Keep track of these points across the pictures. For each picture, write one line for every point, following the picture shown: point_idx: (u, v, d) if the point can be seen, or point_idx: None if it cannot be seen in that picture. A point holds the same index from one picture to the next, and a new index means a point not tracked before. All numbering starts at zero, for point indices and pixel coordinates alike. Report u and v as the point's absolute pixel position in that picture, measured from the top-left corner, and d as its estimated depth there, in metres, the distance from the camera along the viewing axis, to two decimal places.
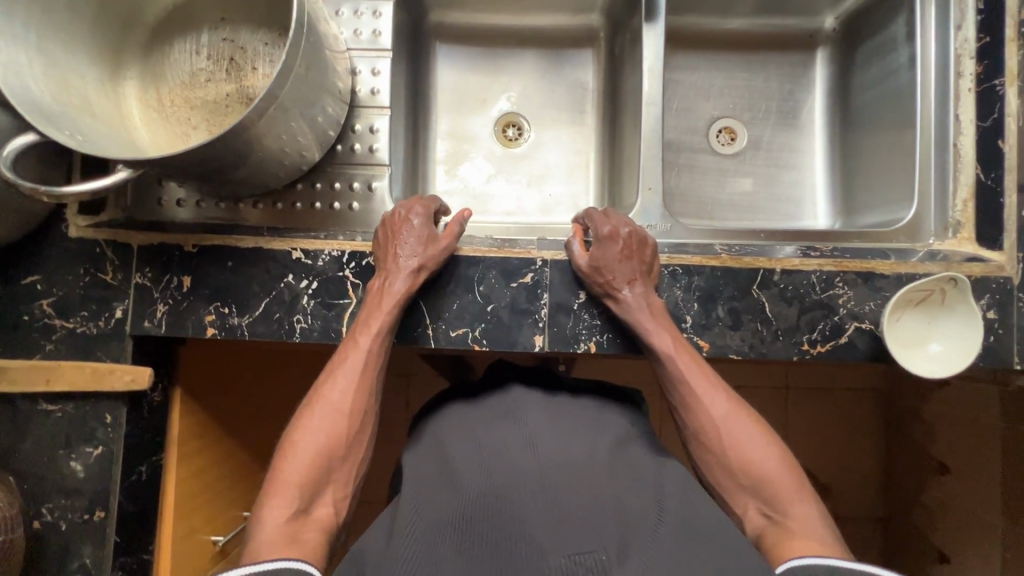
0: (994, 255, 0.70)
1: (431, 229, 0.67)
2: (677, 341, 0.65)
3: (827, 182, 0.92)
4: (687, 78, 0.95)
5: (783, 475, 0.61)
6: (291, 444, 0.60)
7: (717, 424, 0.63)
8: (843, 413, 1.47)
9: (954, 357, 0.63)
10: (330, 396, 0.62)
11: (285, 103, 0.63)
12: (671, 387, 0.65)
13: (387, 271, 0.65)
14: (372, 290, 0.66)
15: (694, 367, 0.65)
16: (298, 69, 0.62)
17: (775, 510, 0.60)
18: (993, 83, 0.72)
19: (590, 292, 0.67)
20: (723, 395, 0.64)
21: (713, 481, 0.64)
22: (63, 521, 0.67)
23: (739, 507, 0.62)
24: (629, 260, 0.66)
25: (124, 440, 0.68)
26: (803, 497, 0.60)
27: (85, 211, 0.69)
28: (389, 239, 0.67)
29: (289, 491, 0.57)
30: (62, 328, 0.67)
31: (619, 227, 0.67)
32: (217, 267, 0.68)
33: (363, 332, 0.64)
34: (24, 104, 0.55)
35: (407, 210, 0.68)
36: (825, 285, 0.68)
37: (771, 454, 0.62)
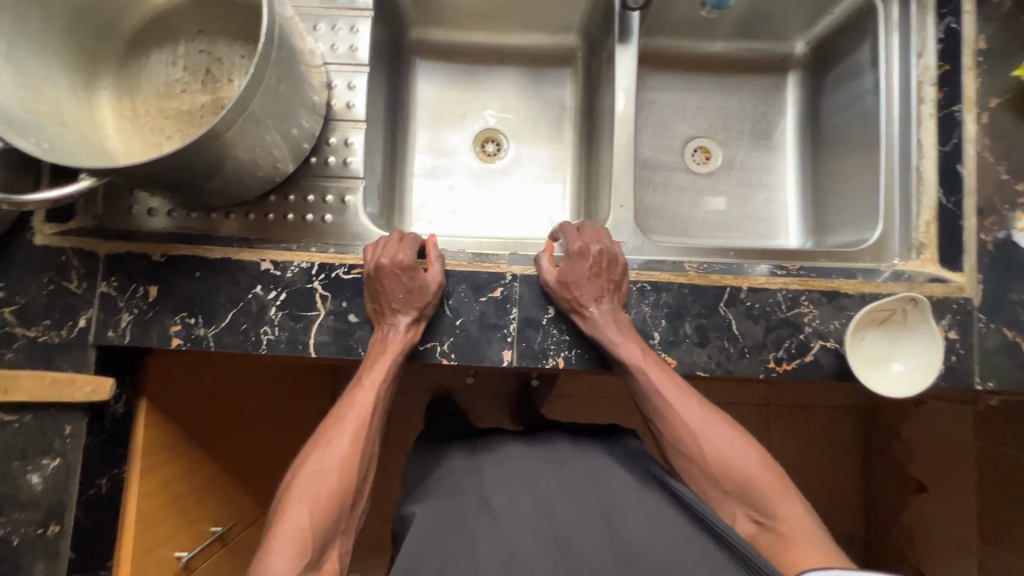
0: (956, 276, 0.71)
1: (420, 280, 0.65)
2: (646, 353, 0.66)
3: (798, 201, 0.94)
4: (664, 97, 0.97)
5: (765, 476, 0.63)
6: (293, 489, 0.61)
7: (694, 432, 0.65)
8: (823, 430, 1.48)
9: (916, 375, 0.64)
10: (335, 441, 0.64)
11: (255, 114, 0.63)
12: (649, 400, 0.66)
13: (389, 325, 0.65)
14: (373, 346, 0.66)
15: (665, 379, 0.65)
16: (269, 82, 0.63)
17: (764, 514, 0.62)
18: (952, 109, 0.73)
19: (560, 308, 0.67)
20: (696, 402, 0.66)
21: (699, 490, 0.66)
22: (15, 536, 0.65)
23: (730, 516, 0.65)
24: (596, 278, 0.66)
25: (83, 451, 0.67)
26: (789, 495, 0.63)
27: (52, 219, 0.68)
28: (380, 292, 0.65)
29: (298, 542, 0.58)
30: (23, 337, 0.66)
31: (588, 244, 0.68)
32: (184, 277, 0.67)
33: (365, 385, 0.66)
34: None
35: (392, 264, 0.64)
36: (791, 304, 0.68)
37: (751, 458, 0.65)
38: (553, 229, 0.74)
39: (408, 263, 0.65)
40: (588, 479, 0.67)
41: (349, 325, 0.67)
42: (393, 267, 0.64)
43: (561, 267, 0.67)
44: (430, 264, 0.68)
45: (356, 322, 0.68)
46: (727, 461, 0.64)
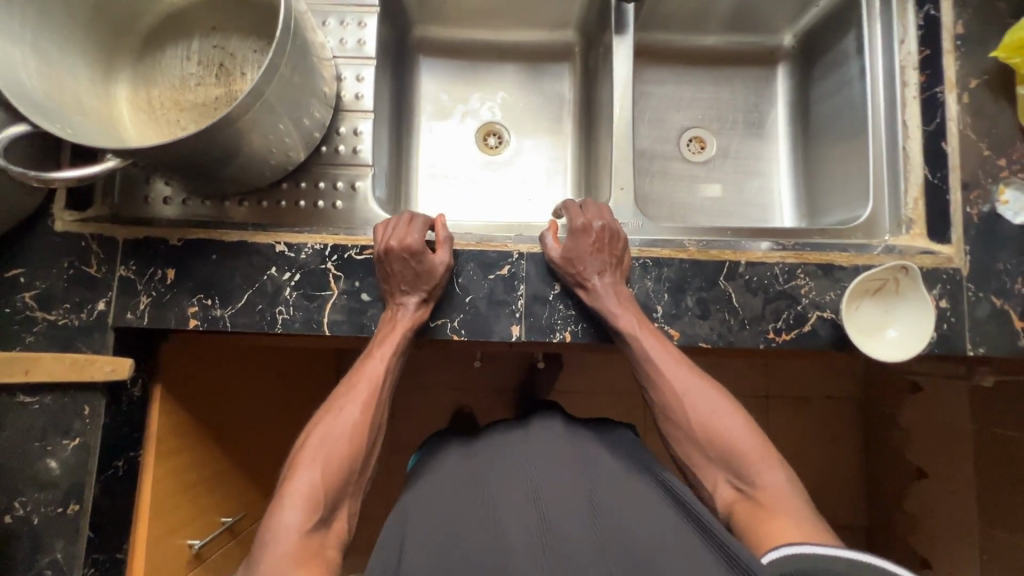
0: (945, 248, 0.74)
1: (427, 262, 0.67)
2: (641, 321, 0.68)
3: (791, 187, 0.98)
4: (659, 90, 1.01)
5: (750, 443, 0.65)
6: (306, 449, 0.65)
7: (683, 399, 0.68)
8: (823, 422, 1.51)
9: (910, 340, 0.66)
10: (348, 407, 0.67)
11: (269, 102, 0.66)
12: (641, 367, 0.68)
13: (400, 304, 0.67)
14: (382, 321, 0.69)
15: (658, 348, 0.68)
16: (284, 71, 0.65)
17: (744, 480, 0.64)
18: (934, 91, 0.77)
19: (562, 281, 0.70)
20: (689, 371, 0.69)
21: (686, 458, 0.68)
22: (35, 515, 0.66)
23: (712, 484, 0.67)
24: (599, 253, 0.68)
25: (101, 432, 0.68)
26: (771, 464, 0.64)
27: (73, 206, 0.70)
28: (388, 272, 0.67)
29: (307, 499, 0.61)
30: (44, 320, 0.68)
31: (591, 220, 0.70)
32: (201, 260, 0.69)
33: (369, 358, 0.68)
34: (19, 96, 0.57)
35: (401, 247, 0.66)
36: (788, 276, 0.71)
37: (738, 425, 0.67)
38: (560, 206, 0.77)
39: (416, 248, 0.66)
40: (581, 470, 0.70)
41: (361, 304, 0.70)
42: (401, 247, 0.66)
43: (565, 244, 0.69)
44: (439, 247, 0.70)
45: (369, 300, 0.70)
46: (713, 427, 0.67)
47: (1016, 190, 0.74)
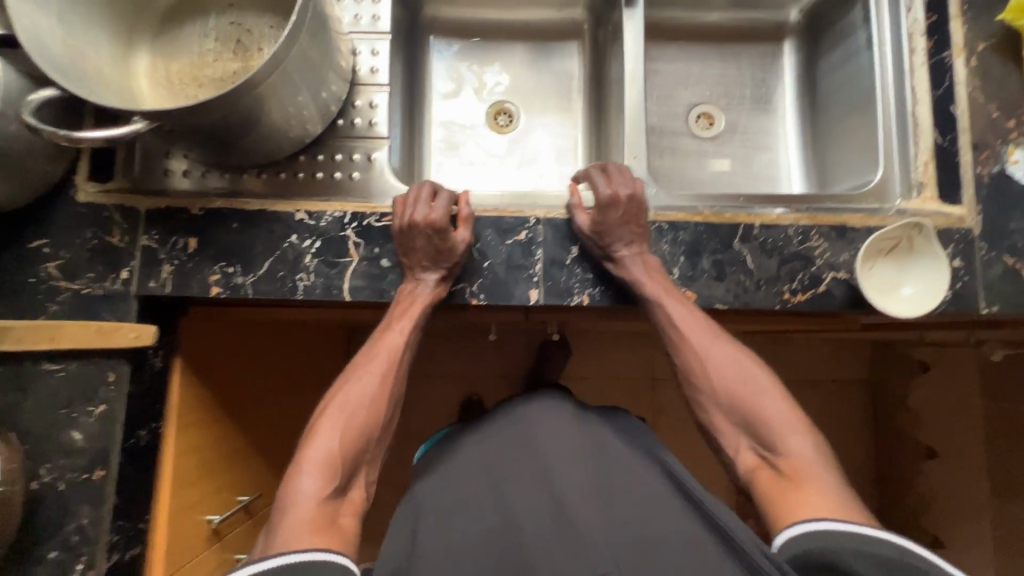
0: (957, 209, 0.75)
1: (450, 240, 0.67)
2: (667, 288, 0.69)
3: (799, 161, 0.98)
4: (668, 67, 1.02)
5: (777, 411, 0.65)
6: (324, 417, 0.65)
7: (710, 367, 0.69)
8: (827, 405, 1.61)
9: (925, 297, 0.67)
10: (365, 377, 0.67)
11: (288, 72, 0.66)
12: (670, 332, 0.69)
13: (416, 279, 0.69)
14: (402, 293, 0.70)
15: (684, 313, 0.69)
16: (303, 41, 0.66)
17: (768, 447, 0.64)
18: (942, 56, 0.78)
19: (588, 251, 0.71)
20: (719, 337, 0.70)
21: (711, 426, 0.69)
22: (61, 482, 0.66)
23: (735, 451, 0.67)
24: (627, 224, 0.69)
25: (126, 400, 0.68)
26: (796, 432, 0.63)
27: (95, 178, 0.71)
28: (412, 247, 0.68)
29: (329, 466, 0.61)
30: (67, 289, 0.69)
31: (619, 191, 0.68)
32: (222, 229, 0.70)
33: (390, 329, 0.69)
34: (46, 61, 0.58)
35: (425, 223, 0.66)
36: (802, 238, 0.72)
37: (766, 392, 0.67)
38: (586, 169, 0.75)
39: (440, 225, 0.66)
40: (592, 449, 0.74)
41: (381, 270, 0.71)
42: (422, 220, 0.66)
43: (592, 216, 0.69)
44: (461, 223, 0.69)
45: (389, 266, 0.71)
46: (740, 392, 0.67)
47: None
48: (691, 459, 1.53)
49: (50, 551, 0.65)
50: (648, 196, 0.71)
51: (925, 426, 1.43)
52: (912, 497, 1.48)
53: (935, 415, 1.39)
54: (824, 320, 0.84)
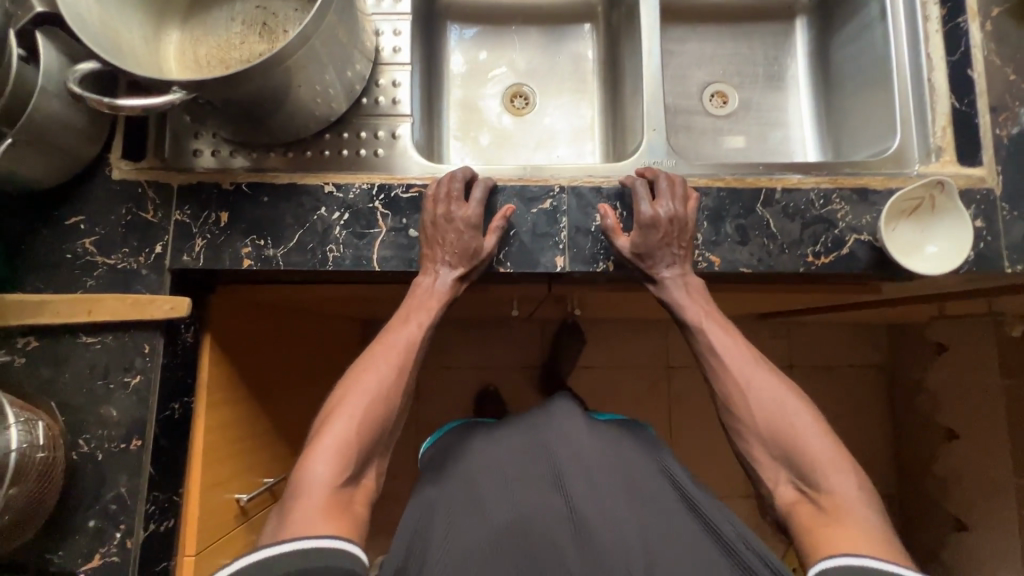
0: (977, 170, 0.75)
1: (477, 242, 0.69)
2: (710, 313, 0.71)
3: (814, 136, 0.99)
4: (680, 48, 1.03)
5: (822, 447, 0.64)
6: (342, 404, 0.64)
7: (750, 392, 0.68)
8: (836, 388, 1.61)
9: (949, 254, 0.68)
10: (378, 366, 0.66)
11: (315, 48, 0.66)
12: (714, 358, 0.71)
13: (433, 270, 0.70)
14: (417, 289, 0.70)
15: (724, 336, 0.71)
16: (331, 20, 0.66)
17: (810, 482, 0.63)
18: (957, 22, 0.79)
19: (627, 269, 0.72)
20: (762, 368, 0.69)
21: (749, 456, 0.68)
22: (100, 452, 0.68)
23: (773, 483, 0.66)
24: (667, 245, 0.69)
25: (161, 370, 0.70)
26: (839, 469, 0.62)
27: (128, 156, 0.73)
28: (439, 240, 0.69)
29: (337, 456, 0.60)
30: (103, 265, 0.70)
31: (658, 211, 0.68)
32: (253, 203, 0.72)
33: (405, 325, 0.69)
34: (86, 35, 0.60)
35: (462, 220, 0.68)
36: (824, 201, 0.73)
37: (808, 424, 0.66)
38: (633, 172, 0.73)
39: (473, 223, 0.68)
40: (616, 460, 0.70)
41: (409, 240, 0.72)
42: (456, 213, 0.69)
43: (634, 239, 0.69)
44: (490, 231, 0.70)
45: (416, 236, 0.72)
46: (782, 421, 0.66)
47: None
48: (708, 445, 1.52)
49: (88, 520, 0.66)
50: (694, 217, 0.70)
51: (944, 407, 1.42)
52: (933, 480, 1.47)
53: (954, 396, 1.38)
54: (845, 287, 0.84)
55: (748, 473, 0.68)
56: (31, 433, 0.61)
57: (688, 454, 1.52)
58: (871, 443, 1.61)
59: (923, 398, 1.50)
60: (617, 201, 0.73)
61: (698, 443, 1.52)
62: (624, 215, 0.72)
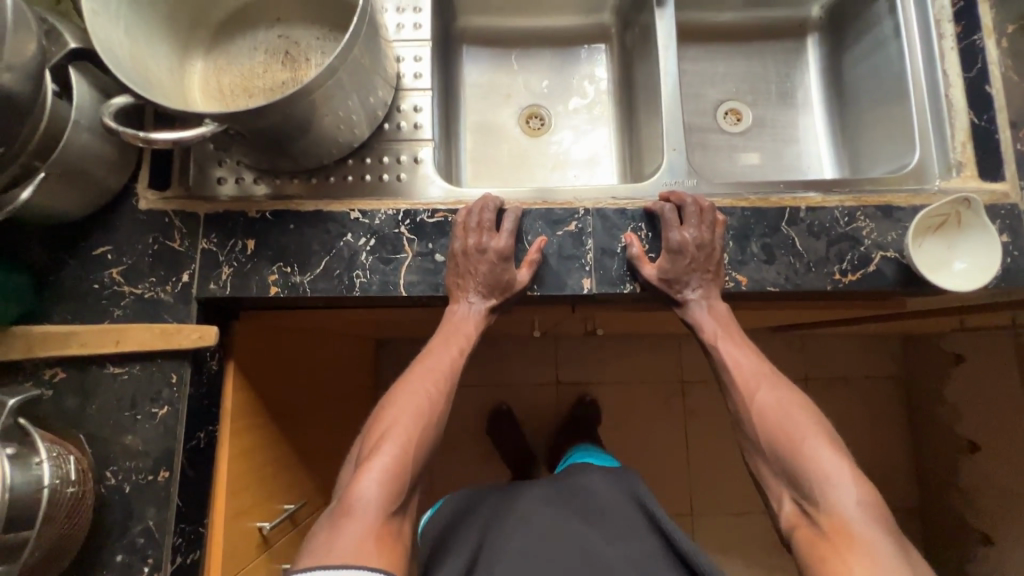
0: (999, 184, 0.77)
1: (509, 275, 0.70)
2: (729, 333, 0.71)
3: (830, 152, 0.99)
4: (693, 67, 1.04)
5: (824, 461, 0.59)
6: (388, 428, 0.63)
7: (759, 408, 0.66)
8: (851, 400, 1.61)
9: (977, 272, 0.68)
10: (417, 388, 0.67)
11: (342, 80, 0.67)
12: (727, 375, 0.70)
13: (465, 300, 0.71)
14: (444, 325, 0.72)
15: (741, 354, 0.70)
16: (358, 51, 0.66)
17: (809, 499, 0.59)
18: (972, 40, 0.80)
19: (653, 296, 0.73)
20: (775, 387, 0.67)
21: (757, 474, 0.66)
22: (127, 484, 0.67)
23: (777, 501, 0.63)
24: (695, 270, 0.70)
25: (189, 400, 0.69)
26: (842, 484, 0.57)
27: (154, 186, 0.73)
28: (469, 271, 0.70)
29: (393, 477, 0.59)
30: (130, 294, 0.70)
31: (686, 236, 0.68)
32: (279, 230, 0.73)
33: (435, 358, 0.70)
34: (119, 70, 0.61)
35: (492, 251, 0.69)
36: (849, 219, 0.73)
37: (813, 437, 0.62)
38: (659, 196, 0.73)
39: (505, 254, 0.69)
40: (623, 523, 0.75)
41: (435, 264, 0.72)
42: (486, 242, 0.69)
43: (661, 265, 0.69)
44: (525, 263, 0.71)
45: (443, 261, 0.72)
46: (782, 435, 0.63)
47: None
48: (725, 461, 1.51)
49: (116, 554, 0.66)
50: (721, 243, 0.70)
51: (964, 418, 1.41)
52: (955, 492, 1.45)
53: (974, 407, 1.37)
54: (869, 303, 0.84)
55: (759, 489, 0.66)
56: (62, 468, 0.60)
57: (706, 470, 1.50)
58: (889, 455, 1.60)
59: (941, 409, 1.49)
60: (643, 222, 0.73)
61: (715, 460, 1.51)
62: (651, 241, 0.72)
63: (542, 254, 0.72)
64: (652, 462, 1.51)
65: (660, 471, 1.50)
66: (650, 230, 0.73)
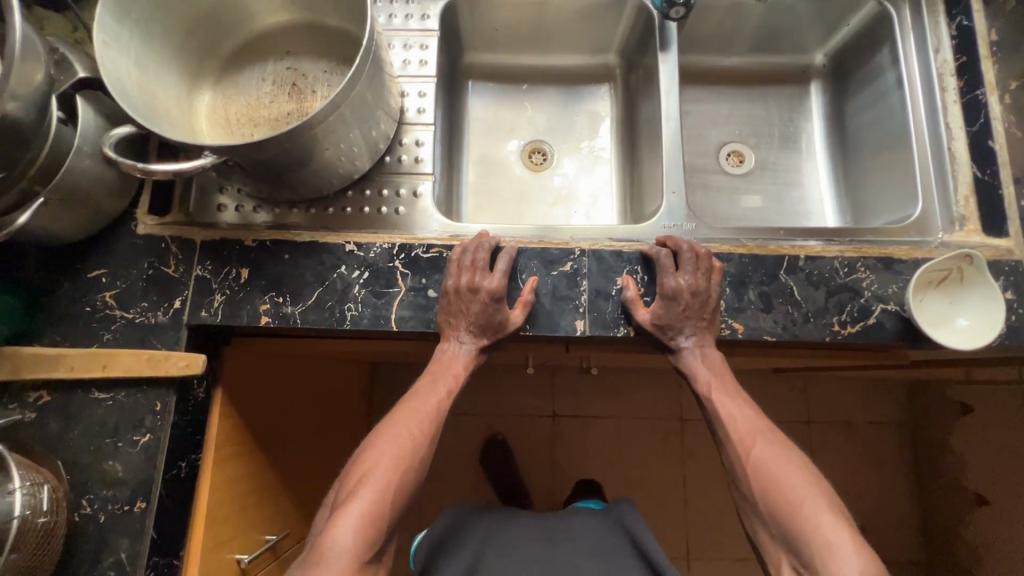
0: (1003, 241, 0.75)
1: (502, 315, 0.69)
2: (723, 385, 0.69)
3: (833, 197, 0.99)
4: (696, 108, 1.05)
5: (824, 526, 0.57)
6: (367, 472, 0.61)
7: (754, 466, 0.64)
8: (855, 445, 1.57)
9: (981, 330, 0.66)
10: (401, 431, 0.65)
11: (344, 115, 0.68)
12: (723, 429, 0.68)
13: (456, 339, 0.71)
14: (433, 363, 0.71)
15: (735, 407, 0.68)
16: (361, 87, 0.67)
17: (809, 568, 0.56)
18: (975, 94, 0.80)
19: (646, 340, 0.71)
20: (771, 443, 0.65)
21: (754, 534, 0.64)
22: (102, 513, 0.66)
23: (777, 567, 0.61)
24: (690, 317, 0.68)
25: (171, 428, 0.68)
26: (843, 552, 0.55)
27: (153, 211, 0.74)
28: (461, 309, 0.69)
29: (366, 524, 0.57)
30: (121, 318, 0.70)
31: (682, 283, 0.67)
32: (274, 260, 0.73)
33: (423, 397, 0.69)
34: (124, 99, 0.62)
35: (484, 291, 0.68)
36: (848, 270, 0.71)
37: (812, 501, 0.59)
38: (656, 240, 0.73)
39: (497, 293, 0.68)
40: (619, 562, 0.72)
41: (428, 300, 0.72)
42: (479, 280, 0.68)
43: (655, 310, 0.68)
44: (518, 303, 0.70)
45: (435, 296, 0.72)
46: (780, 497, 0.61)
47: None
48: (724, 504, 1.46)
49: None
50: (716, 290, 0.69)
51: (972, 471, 1.37)
52: (963, 548, 1.40)
53: (983, 460, 1.33)
54: (870, 354, 0.82)
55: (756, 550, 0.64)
56: (35, 496, 0.59)
57: (704, 512, 1.46)
58: (894, 505, 1.55)
59: (948, 460, 1.44)
60: (639, 266, 0.72)
61: (714, 501, 1.46)
62: (645, 286, 0.72)
63: (535, 294, 0.71)
64: (649, 504, 1.46)
65: (657, 510, 1.46)
66: (645, 275, 0.72)
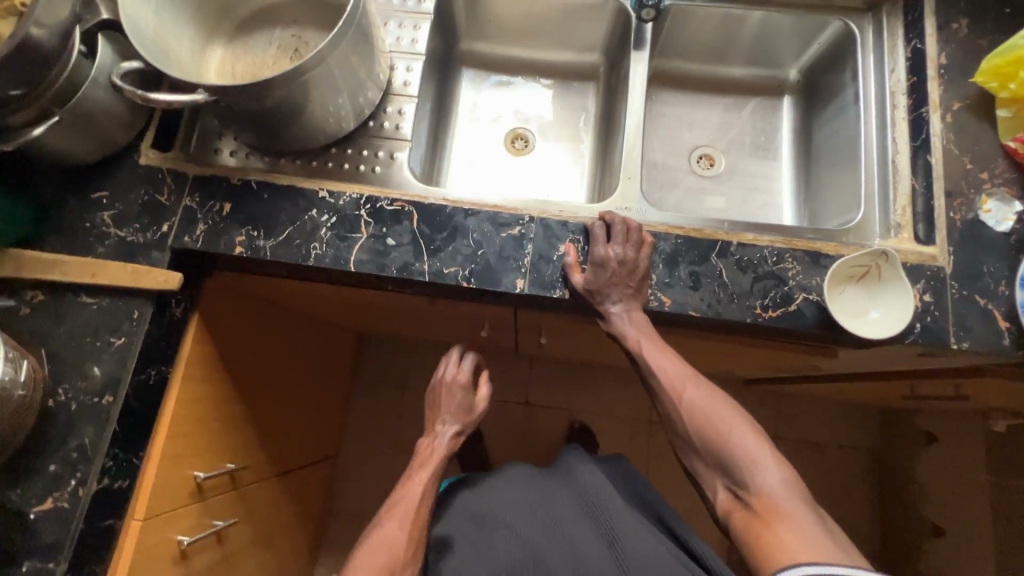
0: (929, 248, 0.78)
1: (469, 398, 0.88)
2: (654, 342, 0.75)
3: (794, 206, 1.04)
4: (673, 111, 1.11)
5: (750, 448, 0.66)
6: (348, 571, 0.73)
7: (689, 408, 0.71)
8: (820, 466, 1.58)
9: (891, 322, 0.72)
10: (388, 524, 0.76)
11: (330, 75, 0.75)
12: (656, 381, 0.75)
13: (436, 430, 0.86)
14: (423, 447, 0.85)
15: (666, 360, 0.75)
16: (346, 50, 0.74)
17: (740, 485, 0.66)
18: (920, 112, 0.84)
19: (581, 304, 0.77)
20: (701, 387, 0.73)
21: (689, 466, 0.72)
22: (74, 401, 0.73)
23: (712, 491, 0.69)
24: (618, 282, 0.74)
25: (143, 335, 0.76)
26: (766, 465, 0.65)
27: (156, 146, 0.83)
28: (441, 400, 0.88)
29: None
30: (114, 236, 0.79)
31: (611, 252, 0.73)
32: (254, 198, 0.81)
33: (411, 486, 0.81)
34: (139, 40, 0.71)
35: (452, 378, 0.88)
36: (777, 259, 0.76)
37: (738, 429, 0.68)
38: (598, 215, 0.79)
39: (463, 380, 0.88)
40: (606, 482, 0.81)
41: (385, 247, 0.79)
42: (447, 377, 0.89)
43: (587, 275, 0.74)
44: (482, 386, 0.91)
45: (392, 245, 0.79)
46: (713, 433, 0.69)
47: (998, 200, 0.78)
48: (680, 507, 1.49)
49: (49, 465, 0.71)
50: (645, 262, 0.75)
51: (932, 500, 1.36)
52: None
53: (942, 488, 1.33)
54: (803, 351, 0.86)
55: (691, 479, 0.73)
56: (14, 370, 0.67)
57: None
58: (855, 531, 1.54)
59: (911, 490, 1.44)
60: (581, 236, 0.79)
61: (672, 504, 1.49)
62: (584, 255, 0.78)
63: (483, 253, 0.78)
64: None
65: None
66: (585, 245, 0.78)
